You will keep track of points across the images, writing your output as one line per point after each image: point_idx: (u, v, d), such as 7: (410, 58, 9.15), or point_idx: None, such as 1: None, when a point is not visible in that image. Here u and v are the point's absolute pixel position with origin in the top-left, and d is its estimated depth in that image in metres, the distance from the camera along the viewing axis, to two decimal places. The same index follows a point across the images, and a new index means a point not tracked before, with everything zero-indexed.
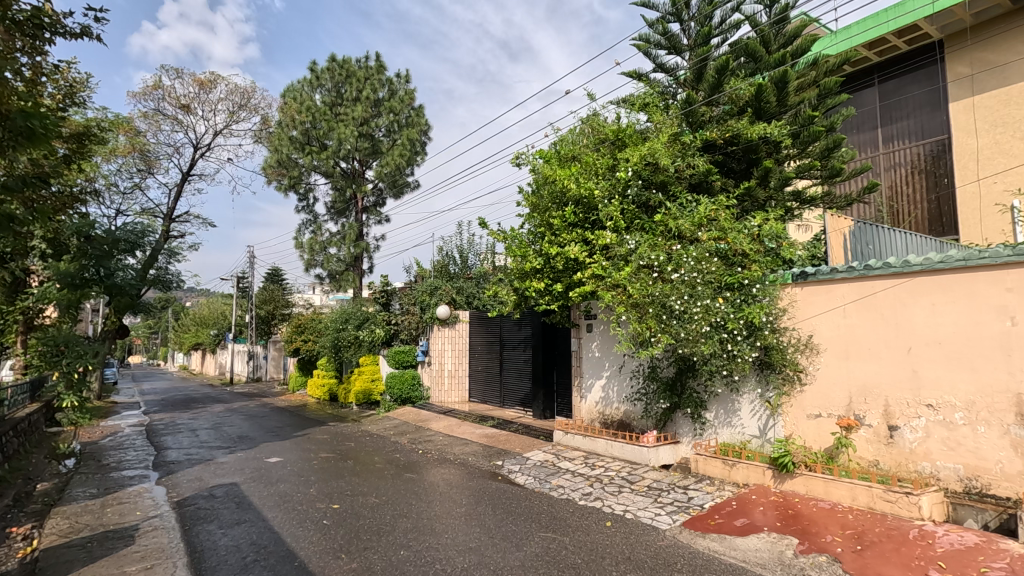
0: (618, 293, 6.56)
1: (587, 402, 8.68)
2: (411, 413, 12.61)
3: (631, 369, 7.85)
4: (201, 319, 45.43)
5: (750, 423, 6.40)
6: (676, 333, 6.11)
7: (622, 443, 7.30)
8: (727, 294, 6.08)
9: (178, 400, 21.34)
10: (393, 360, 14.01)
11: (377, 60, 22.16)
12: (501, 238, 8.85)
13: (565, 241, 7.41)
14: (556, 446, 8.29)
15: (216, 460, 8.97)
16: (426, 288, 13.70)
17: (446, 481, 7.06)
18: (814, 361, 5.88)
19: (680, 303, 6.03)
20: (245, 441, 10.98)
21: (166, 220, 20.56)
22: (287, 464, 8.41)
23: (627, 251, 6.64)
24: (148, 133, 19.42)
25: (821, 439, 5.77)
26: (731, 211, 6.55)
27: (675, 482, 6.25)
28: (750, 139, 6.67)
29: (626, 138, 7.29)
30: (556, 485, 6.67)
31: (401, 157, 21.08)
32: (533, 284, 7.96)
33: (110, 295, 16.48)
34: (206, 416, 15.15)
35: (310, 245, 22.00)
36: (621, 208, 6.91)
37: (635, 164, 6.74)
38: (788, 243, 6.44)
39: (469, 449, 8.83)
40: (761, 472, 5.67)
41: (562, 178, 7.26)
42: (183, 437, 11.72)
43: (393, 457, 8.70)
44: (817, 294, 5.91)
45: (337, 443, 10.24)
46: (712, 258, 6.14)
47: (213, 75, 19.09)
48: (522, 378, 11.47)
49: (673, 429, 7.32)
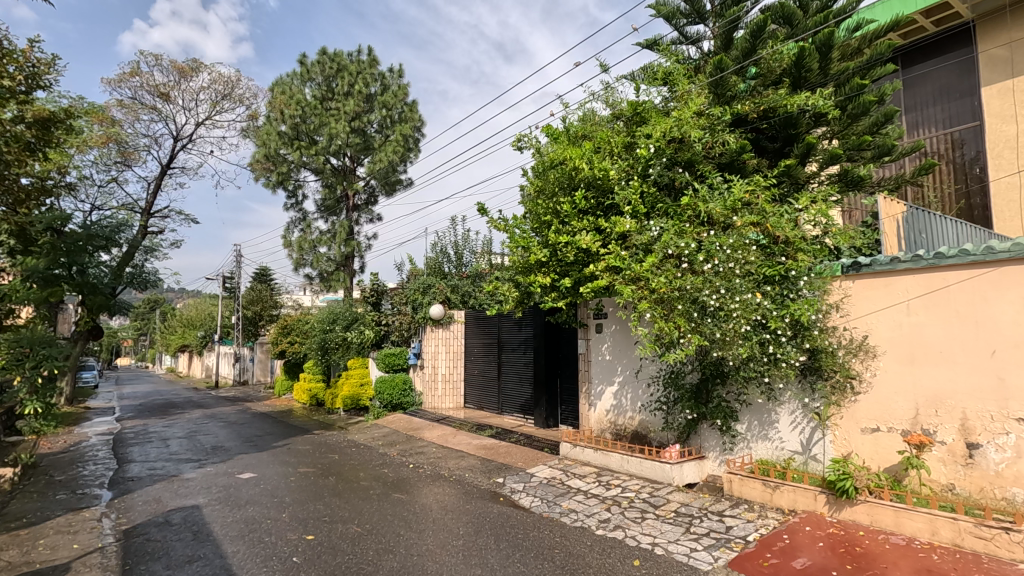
0: (639, 288, 5.70)
1: (597, 411, 7.84)
2: (402, 421, 11.70)
3: (649, 375, 6.99)
4: (189, 320, 44.32)
5: (792, 437, 5.56)
6: (709, 333, 5.24)
7: (640, 459, 6.43)
8: (768, 288, 5.23)
9: (157, 405, 20.30)
10: (383, 363, 13.10)
11: (370, 53, 21.30)
12: (501, 229, 7.97)
13: (575, 229, 6.54)
14: (563, 461, 7.39)
15: (181, 476, 7.98)
16: (418, 286, 12.80)
17: (441, 503, 6.15)
18: (870, 366, 5.04)
19: (715, 298, 5.15)
20: (219, 452, 9.99)
21: (144, 216, 19.49)
22: (260, 481, 7.45)
23: (650, 239, 5.78)
24: (126, 123, 18.36)
25: (881, 458, 4.92)
26: (770, 192, 5.67)
27: (707, 507, 5.37)
28: (790, 112, 5.83)
29: (645, 115, 6.45)
30: (567, 509, 5.76)
31: (395, 153, 20.19)
32: (537, 279, 7.09)
33: (83, 293, 15.52)
34: (181, 423, 14.13)
35: (298, 243, 21.07)
36: (641, 190, 6.07)
37: (657, 140, 5.91)
38: (839, 230, 5.52)
39: (466, 464, 7.90)
40: (812, 497, 4.81)
41: (572, 158, 6.41)
42: (152, 447, 10.71)
43: (380, 473, 7.77)
44: (873, 289, 5.07)
45: (319, 455, 9.28)
46: (750, 246, 5.28)
47: (196, 62, 18.07)
48: (523, 384, 10.57)
49: (698, 443, 6.47)
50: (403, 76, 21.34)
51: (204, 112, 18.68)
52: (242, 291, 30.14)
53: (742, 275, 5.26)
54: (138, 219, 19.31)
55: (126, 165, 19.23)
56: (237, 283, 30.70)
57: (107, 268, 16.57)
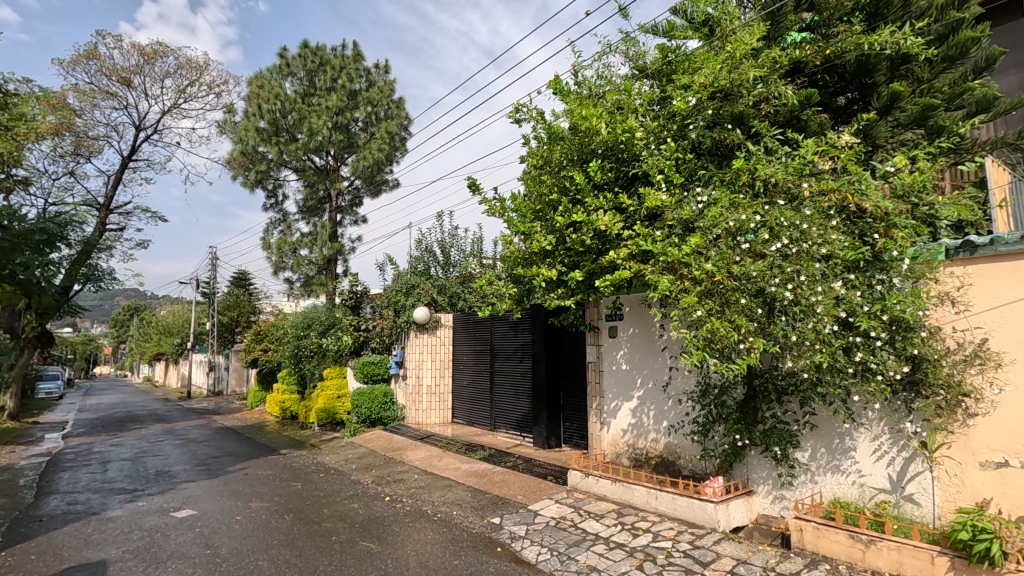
0: (678, 277, 4.38)
1: (612, 431, 6.55)
2: (382, 439, 10.28)
3: (680, 388, 5.69)
4: (164, 328, 42.28)
5: (876, 471, 4.30)
6: (781, 336, 3.97)
7: (672, 494, 5.11)
8: (855, 276, 3.97)
9: (117, 418, 18.57)
10: (360, 373, 11.66)
11: (354, 48, 19.97)
12: (496, 212, 6.62)
13: (590, 206, 5.25)
14: (573, 493, 6.04)
15: (103, 515, 6.48)
16: (399, 287, 11.53)
17: (420, 557, 4.76)
18: (994, 379, 3.74)
19: (790, 290, 3.88)
20: (163, 479, 8.46)
21: (104, 212, 17.85)
22: (198, 523, 6.00)
23: (692, 215, 4.50)
24: (82, 110, 16.74)
25: (1014, 502, 3.65)
26: (851, 151, 4.36)
27: (775, 567, 4.05)
28: (868, 54, 4.56)
29: (677, 66, 5.22)
30: (586, 567, 4.41)
31: (380, 150, 18.72)
32: (542, 272, 5.77)
33: (30, 296, 13.88)
34: (132, 443, 12.46)
35: (277, 246, 19.50)
36: (676, 155, 4.83)
37: (698, 91, 4.71)
38: (944, 199, 4.19)
39: (454, 497, 6.50)
40: (927, 560, 3.53)
41: (589, 120, 5.15)
42: (87, 473, 9.13)
43: (348, 509, 6.33)
44: (997, 276, 3.79)
45: (280, 483, 7.80)
46: (831, 221, 4.02)
47: (161, 45, 16.42)
48: (519, 397, 9.24)
49: (744, 474, 5.18)
50: (389, 73, 20.01)
51: (170, 99, 17.05)
52: (218, 296, 28.55)
53: (822, 259, 3.98)
54: (96, 215, 17.63)
55: (82, 156, 17.56)
56: (212, 289, 29.04)
57: (57, 268, 14.95)
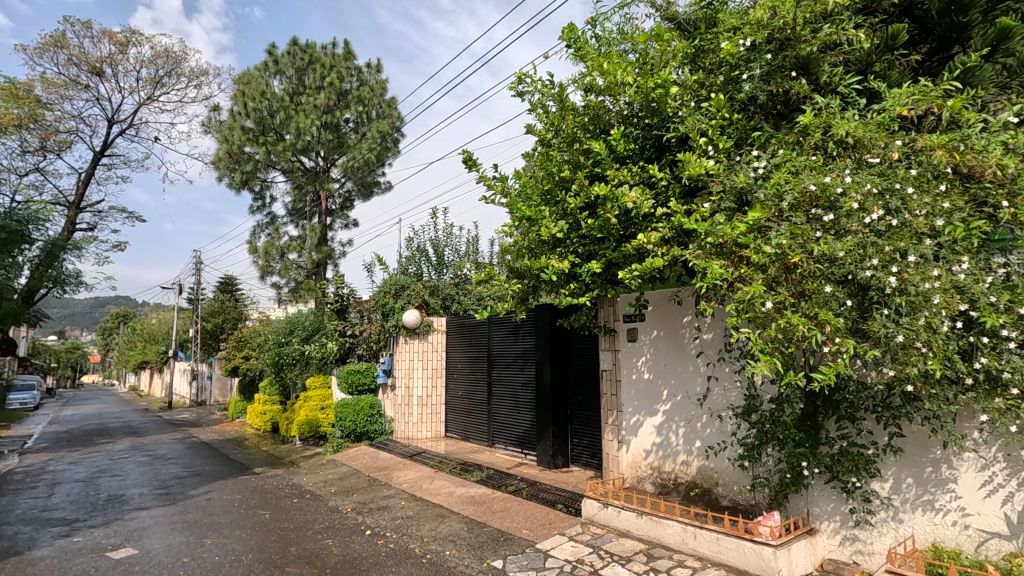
0: (735, 262, 3.41)
1: (632, 451, 5.57)
2: (368, 456, 9.24)
3: (720, 401, 4.71)
4: (150, 335, 40.88)
5: (988, 510, 3.35)
6: (879, 336, 3.02)
7: (717, 533, 4.12)
8: (973, 255, 3.02)
9: (88, 432, 17.35)
10: (344, 382, 10.62)
11: (345, 45, 19.05)
12: (496, 196, 5.63)
13: (613, 179, 4.29)
14: (589, 528, 5.05)
15: (24, 555, 5.40)
16: (388, 288, 10.54)
17: None
18: None
19: (891, 275, 2.95)
20: (112, 505, 7.37)
21: (74, 210, 16.76)
22: (136, 566, 4.94)
23: (748, 184, 3.55)
24: (51, 101, 15.66)
25: None
26: (962, 98, 3.38)
27: None
28: None
29: (720, 13, 4.34)
30: None
31: (370, 151, 17.51)
32: (551, 263, 4.75)
33: None
34: (91, 461, 11.28)
35: (264, 250, 18.34)
36: (722, 112, 3.90)
37: (752, 36, 3.88)
38: None
39: (447, 530, 5.49)
40: None
41: (611, 75, 4.23)
42: (28, 498, 8.01)
43: (320, 547, 5.29)
44: None
45: (246, 511, 6.73)
46: (940, 186, 3.07)
47: (134, 33, 15.39)
48: (521, 409, 8.27)
49: (804, 507, 4.21)
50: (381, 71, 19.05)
51: (146, 91, 16.01)
52: (202, 302, 27.44)
53: (931, 236, 3.05)
54: (65, 214, 16.50)
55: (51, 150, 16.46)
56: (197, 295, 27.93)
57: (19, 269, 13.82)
